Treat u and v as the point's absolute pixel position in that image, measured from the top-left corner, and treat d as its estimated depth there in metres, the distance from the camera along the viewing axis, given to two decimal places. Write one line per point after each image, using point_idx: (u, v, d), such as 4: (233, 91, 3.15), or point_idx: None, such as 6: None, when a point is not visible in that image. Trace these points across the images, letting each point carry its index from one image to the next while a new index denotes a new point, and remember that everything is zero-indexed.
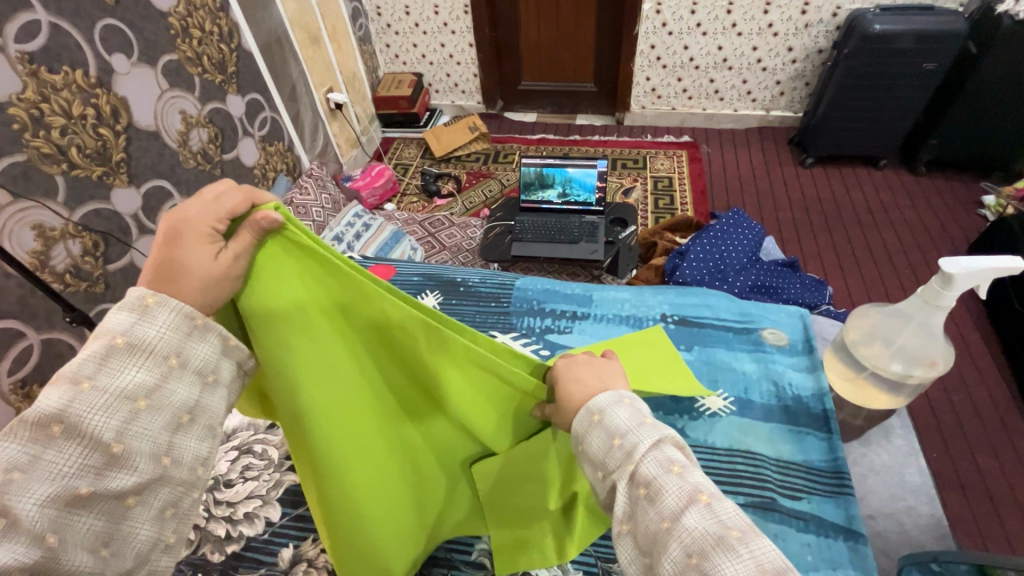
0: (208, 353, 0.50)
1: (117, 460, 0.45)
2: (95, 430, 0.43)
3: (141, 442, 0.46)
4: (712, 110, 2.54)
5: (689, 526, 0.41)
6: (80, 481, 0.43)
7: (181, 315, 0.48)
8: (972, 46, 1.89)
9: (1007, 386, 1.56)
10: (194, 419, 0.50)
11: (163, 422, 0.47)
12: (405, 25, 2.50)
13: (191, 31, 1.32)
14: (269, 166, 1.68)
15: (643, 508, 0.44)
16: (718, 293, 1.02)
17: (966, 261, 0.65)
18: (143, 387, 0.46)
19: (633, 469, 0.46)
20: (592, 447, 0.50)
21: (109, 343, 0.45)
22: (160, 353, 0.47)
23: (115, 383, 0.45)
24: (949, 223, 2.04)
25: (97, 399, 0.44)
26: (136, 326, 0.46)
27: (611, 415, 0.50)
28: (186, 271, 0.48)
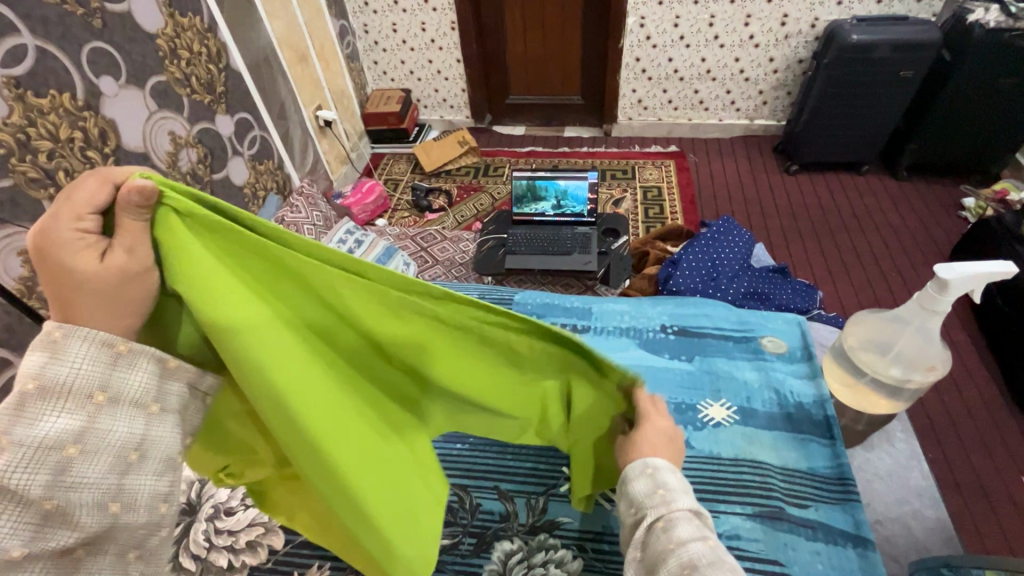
0: (142, 381, 0.48)
1: (62, 514, 0.44)
2: (19, 488, 0.41)
3: (80, 492, 0.44)
4: (698, 120, 2.58)
5: (699, 556, 0.48)
6: (13, 543, 0.42)
7: (97, 345, 0.45)
8: (946, 54, 1.95)
9: (996, 384, 1.58)
10: (141, 451, 0.48)
11: (107, 465, 0.46)
12: (392, 42, 2.53)
13: (178, 52, 1.33)
14: (259, 184, 1.67)
15: (661, 543, 0.51)
16: (716, 303, 1.03)
17: (960, 266, 0.66)
18: (69, 434, 0.43)
19: (668, 513, 0.53)
20: (635, 488, 0.56)
21: (19, 393, 0.42)
22: (82, 392, 0.44)
23: (33, 436, 0.42)
24: (933, 224, 2.08)
25: (16, 455, 0.41)
26: (62, 368, 0.43)
27: (665, 474, 0.56)
28: (76, 288, 0.44)
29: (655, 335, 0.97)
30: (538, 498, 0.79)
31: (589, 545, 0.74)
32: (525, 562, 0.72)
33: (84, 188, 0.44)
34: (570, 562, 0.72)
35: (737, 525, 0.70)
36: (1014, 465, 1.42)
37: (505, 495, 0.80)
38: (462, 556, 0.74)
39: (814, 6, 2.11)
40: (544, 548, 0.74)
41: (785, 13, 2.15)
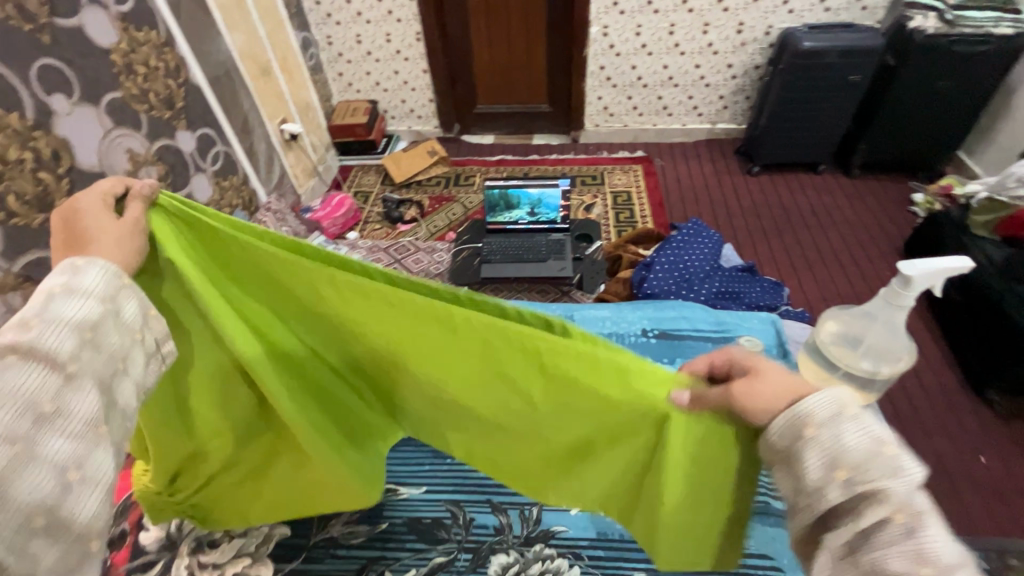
0: (133, 310, 0.58)
1: (76, 381, 0.50)
2: (51, 355, 0.49)
3: (91, 371, 0.52)
4: (662, 125, 2.64)
5: (948, 543, 0.41)
6: (45, 399, 0.48)
7: (109, 273, 0.56)
8: (890, 59, 2.06)
9: (952, 370, 1.67)
10: (124, 361, 0.56)
11: (102, 360, 0.53)
12: (357, 53, 2.51)
13: (134, 67, 1.29)
14: (224, 201, 1.62)
15: (890, 528, 0.42)
16: (694, 305, 1.06)
17: (922, 262, 0.70)
18: (89, 324, 0.53)
19: (905, 485, 0.43)
20: (846, 441, 0.45)
21: (52, 293, 0.53)
22: (98, 298, 0.55)
23: (61, 318, 0.51)
24: (886, 220, 2.19)
25: (46, 330, 0.50)
26: (87, 283, 0.54)
27: (872, 418, 0.46)
28: (92, 235, 0.58)
29: (637, 339, 0.99)
30: (532, 509, 0.84)
31: (583, 553, 0.79)
32: (522, 573, 0.77)
33: (106, 183, 0.62)
34: (566, 571, 0.77)
35: None
36: (972, 446, 1.49)
37: (498, 508, 0.85)
38: (459, 572, 0.78)
39: (767, 14, 2.20)
40: (540, 559, 0.79)
41: (740, 21, 2.23)
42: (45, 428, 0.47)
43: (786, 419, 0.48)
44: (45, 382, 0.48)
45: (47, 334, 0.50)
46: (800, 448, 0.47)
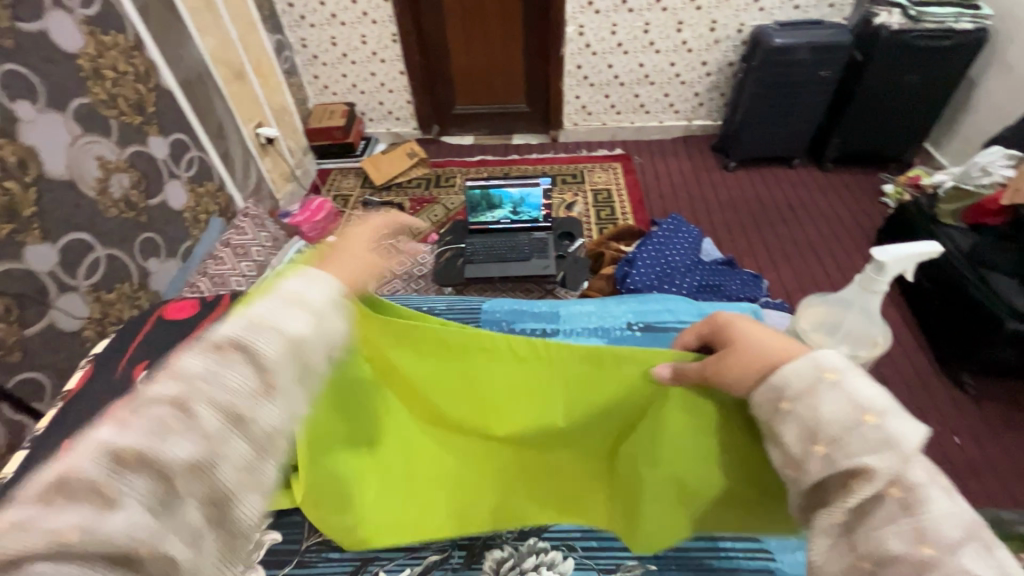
0: (340, 328, 0.51)
1: (275, 392, 0.44)
2: (260, 358, 0.44)
3: (289, 383, 0.45)
4: (640, 123, 2.67)
5: (951, 514, 0.38)
6: (243, 405, 0.42)
7: (332, 288, 0.52)
8: (858, 55, 2.11)
9: (925, 355, 1.73)
10: (317, 377, 0.48)
11: (298, 372, 0.46)
12: (332, 55, 2.48)
13: (102, 72, 1.26)
14: (200, 208, 1.59)
15: (885, 503, 0.41)
16: (677, 297, 1.07)
17: (894, 249, 0.72)
18: (302, 331, 0.47)
19: (888, 454, 0.41)
20: (824, 409, 0.45)
21: (283, 300, 0.48)
22: (318, 310, 0.49)
23: (282, 323, 0.46)
24: (859, 211, 2.25)
25: (264, 333, 0.45)
26: (310, 294, 0.50)
27: (853, 381, 0.46)
28: (346, 254, 0.62)
29: (622, 332, 1.00)
30: None
31: (577, 544, 0.80)
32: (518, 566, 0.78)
33: (370, 223, 0.71)
34: (561, 563, 0.78)
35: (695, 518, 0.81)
36: (946, 427, 1.55)
37: None
38: (453, 569, 0.78)
39: (738, 12, 2.24)
40: (535, 552, 0.79)
41: (713, 20, 2.27)
42: (235, 435, 0.41)
43: (764, 391, 0.50)
44: (249, 385, 0.43)
45: (262, 338, 0.45)
46: (781, 425, 0.49)
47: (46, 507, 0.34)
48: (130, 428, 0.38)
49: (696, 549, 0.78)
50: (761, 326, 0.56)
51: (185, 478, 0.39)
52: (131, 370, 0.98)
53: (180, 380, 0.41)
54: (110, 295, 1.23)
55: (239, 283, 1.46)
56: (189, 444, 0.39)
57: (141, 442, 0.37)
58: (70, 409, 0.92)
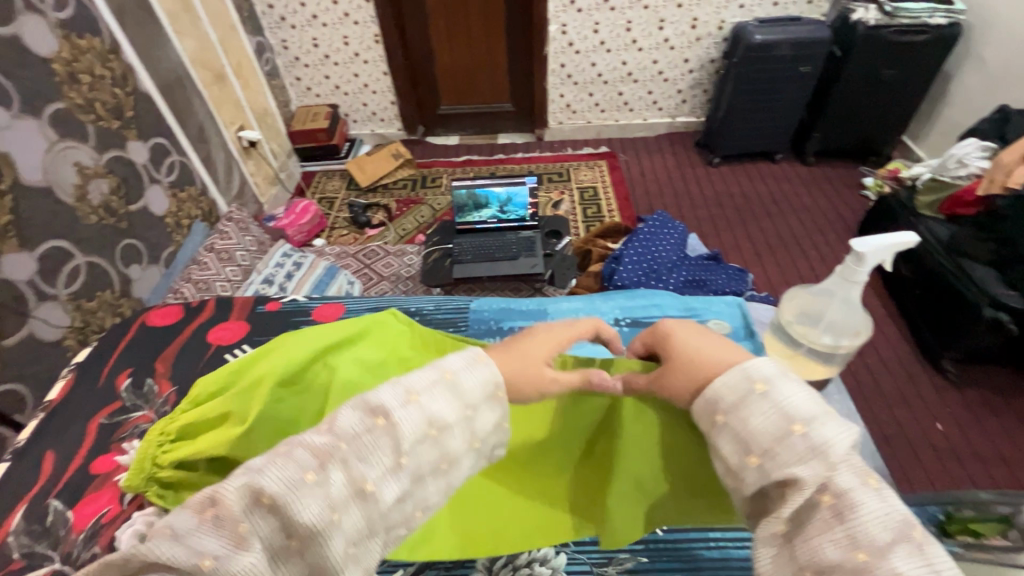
0: (488, 423, 0.53)
1: (401, 470, 0.47)
2: (398, 434, 0.47)
3: (413, 463, 0.48)
4: (624, 121, 2.68)
5: (880, 516, 0.40)
6: (368, 479, 0.45)
7: (490, 385, 0.53)
8: (837, 50, 2.15)
9: (907, 344, 1.76)
10: (451, 465, 0.51)
11: (431, 457, 0.49)
12: (314, 57, 2.46)
13: (78, 76, 1.23)
14: (182, 213, 1.57)
15: (819, 510, 0.42)
16: (663, 292, 1.09)
17: (873, 239, 0.73)
18: (439, 417, 0.49)
19: (818, 464, 0.42)
20: (755, 422, 0.46)
21: (440, 376, 0.51)
22: (466, 399, 0.51)
23: (429, 406, 0.49)
24: (841, 204, 2.28)
25: (408, 412, 0.48)
26: (465, 375, 0.52)
27: (781, 389, 0.46)
28: (529, 376, 0.54)
29: (610, 328, 1.01)
30: None
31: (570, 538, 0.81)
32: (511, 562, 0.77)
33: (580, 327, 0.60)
34: (554, 558, 0.78)
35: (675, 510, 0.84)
36: (928, 413, 1.58)
37: None
38: (447, 567, 0.77)
39: (719, 9, 2.26)
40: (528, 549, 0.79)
41: (694, 17, 2.29)
42: (354, 506, 0.44)
43: (700, 405, 0.50)
44: (383, 459, 0.46)
45: (410, 416, 0.47)
46: (717, 439, 0.49)
47: (201, 519, 0.41)
48: (275, 470, 0.42)
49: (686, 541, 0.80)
50: (706, 337, 0.53)
51: (301, 538, 0.42)
52: (114, 379, 0.96)
53: (331, 435, 0.45)
54: (90, 304, 1.21)
55: (224, 288, 1.44)
56: (316, 507, 0.42)
57: (278, 490, 0.41)
58: (54, 420, 0.90)
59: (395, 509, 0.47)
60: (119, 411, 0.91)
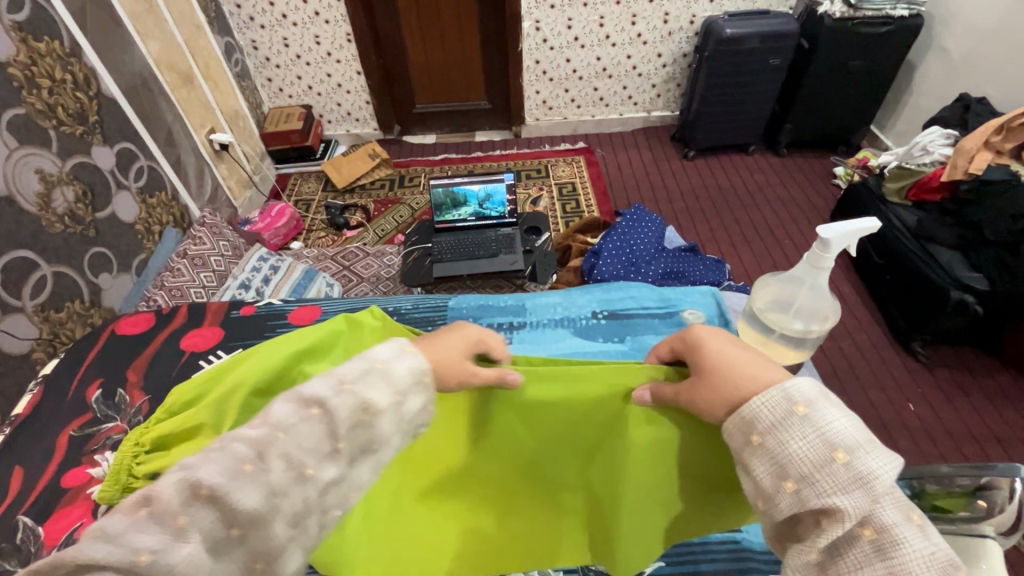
0: (416, 405, 0.52)
1: (339, 456, 0.47)
2: (335, 423, 0.46)
3: (351, 448, 0.47)
4: (600, 116, 2.70)
5: (925, 554, 0.39)
6: (308, 463, 0.45)
7: (416, 370, 0.53)
8: (805, 42, 2.19)
9: (880, 328, 1.81)
10: (385, 447, 0.50)
11: (365, 440, 0.48)
12: (285, 57, 2.42)
13: (37, 80, 1.19)
14: (153, 219, 1.53)
15: (859, 543, 0.41)
16: (639, 284, 1.10)
17: (837, 226, 0.75)
18: (375, 404, 0.48)
19: (861, 495, 0.41)
20: (796, 448, 0.45)
21: (370, 366, 0.50)
22: (401, 386, 0.51)
23: (364, 393, 0.48)
24: (813, 193, 2.33)
25: (345, 400, 0.47)
26: (395, 362, 0.52)
27: (822, 413, 0.45)
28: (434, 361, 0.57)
29: (588, 321, 1.02)
30: None
31: None
32: None
33: (483, 335, 0.64)
34: None
35: None
36: (901, 394, 1.63)
37: None
38: None
39: (689, 4, 2.29)
40: None
41: (665, 12, 2.31)
42: (295, 491, 0.44)
43: (736, 423, 0.49)
44: (320, 447, 0.46)
45: (343, 402, 0.47)
46: (750, 461, 0.48)
47: (134, 519, 0.38)
48: (210, 462, 0.41)
49: None
50: (738, 347, 0.55)
51: (243, 528, 0.41)
52: (84, 391, 0.94)
53: (268, 425, 0.45)
54: (59, 314, 1.17)
55: (199, 294, 1.41)
56: (257, 493, 0.41)
57: (218, 481, 0.40)
58: (21, 434, 0.88)
59: (331, 492, 0.47)
60: (90, 422, 0.89)
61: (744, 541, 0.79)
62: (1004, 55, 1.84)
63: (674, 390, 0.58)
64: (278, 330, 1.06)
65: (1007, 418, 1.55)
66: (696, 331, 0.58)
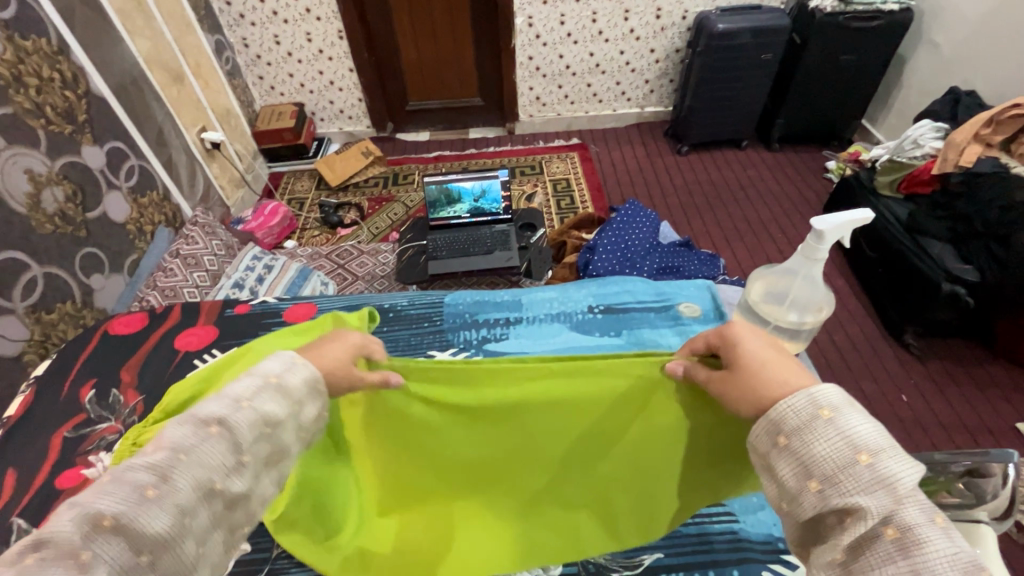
0: (312, 413, 0.54)
1: (245, 469, 0.47)
2: (238, 437, 0.47)
3: (255, 460, 0.48)
4: (594, 112, 2.70)
5: (949, 555, 0.37)
6: (216, 476, 0.45)
7: (310, 379, 0.54)
8: (797, 37, 2.19)
9: (872, 320, 1.83)
10: (286, 457, 0.51)
11: (268, 452, 0.49)
12: (276, 54, 2.40)
13: (24, 79, 1.18)
14: (144, 218, 1.52)
15: (880, 541, 0.40)
16: (635, 279, 1.10)
17: (831, 218, 0.75)
18: (275, 416, 0.49)
19: (883, 494, 0.41)
20: (818, 449, 0.44)
21: (264, 381, 0.51)
22: (295, 397, 0.52)
23: (262, 407, 0.49)
24: (806, 187, 2.35)
25: (244, 415, 0.48)
26: (287, 374, 0.53)
27: (846, 417, 0.45)
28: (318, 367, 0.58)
29: (584, 316, 1.02)
30: None
31: None
32: None
33: (365, 342, 0.65)
34: None
35: None
36: (894, 385, 1.64)
37: None
38: None
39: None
40: None
41: (658, 7, 2.31)
42: (203, 508, 0.44)
43: (763, 425, 0.49)
44: (224, 461, 0.45)
45: (242, 417, 0.47)
46: (774, 461, 0.48)
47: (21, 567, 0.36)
48: (106, 495, 0.40)
49: None
50: (772, 350, 0.55)
51: (153, 551, 0.40)
52: (77, 391, 0.93)
53: (165, 449, 0.44)
54: (51, 316, 1.16)
55: (192, 294, 1.40)
56: (165, 515, 0.41)
57: (121, 509, 0.40)
58: (13, 437, 0.87)
59: (238, 507, 0.47)
60: (83, 423, 0.88)
61: (741, 532, 0.80)
62: (994, 48, 1.85)
63: (705, 376, 0.59)
64: (273, 328, 1.05)
65: (999, 409, 1.57)
66: (736, 326, 0.58)
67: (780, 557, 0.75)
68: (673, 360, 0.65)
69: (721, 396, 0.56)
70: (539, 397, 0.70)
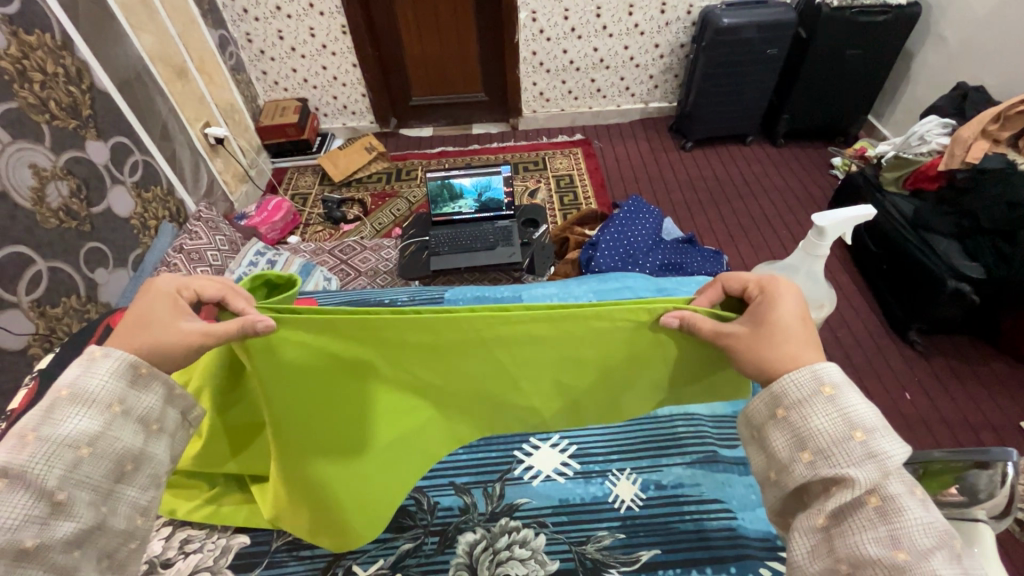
0: (152, 402, 0.58)
1: (57, 505, 0.50)
2: (40, 479, 0.50)
3: (82, 489, 0.52)
4: (598, 108, 2.69)
5: (925, 523, 0.43)
6: (24, 534, 0.48)
7: (124, 364, 0.56)
8: (802, 32, 2.18)
9: (876, 316, 1.82)
10: (133, 463, 0.56)
11: (106, 468, 0.54)
12: (280, 50, 2.40)
13: (29, 74, 1.18)
14: (149, 213, 1.53)
15: (864, 508, 0.46)
16: (636, 275, 1.10)
17: (832, 214, 0.75)
18: (86, 434, 0.53)
19: (871, 467, 0.46)
20: (817, 423, 0.50)
21: (53, 399, 0.53)
22: (103, 402, 0.54)
23: (56, 433, 0.52)
24: (810, 183, 2.33)
25: (41, 448, 0.51)
26: (79, 381, 0.54)
27: (846, 395, 0.50)
28: (144, 325, 0.59)
29: None
30: (495, 485, 0.88)
31: (548, 520, 0.82)
32: (490, 546, 0.79)
33: (196, 285, 0.62)
34: (533, 540, 0.80)
35: (678, 473, 0.88)
36: (897, 382, 1.64)
37: (461, 490, 0.87)
38: (427, 556, 0.78)
39: None
40: (507, 533, 0.81)
41: (662, 2, 2.29)
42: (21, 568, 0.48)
43: (763, 398, 0.54)
44: (23, 509, 0.49)
45: (31, 455, 0.50)
46: (771, 433, 0.53)
47: None
48: None
49: (662, 514, 0.82)
50: (803, 325, 0.57)
51: None
52: None
53: None
54: (55, 310, 1.17)
55: None
56: None
57: None
58: None
59: (93, 535, 0.53)
60: None
61: (740, 528, 0.80)
62: (1003, 43, 1.83)
63: (714, 330, 0.59)
64: None
65: (1004, 407, 1.55)
66: (778, 284, 0.59)
67: (777, 554, 0.76)
68: (670, 311, 0.63)
69: (732, 350, 0.58)
70: (534, 340, 0.66)
